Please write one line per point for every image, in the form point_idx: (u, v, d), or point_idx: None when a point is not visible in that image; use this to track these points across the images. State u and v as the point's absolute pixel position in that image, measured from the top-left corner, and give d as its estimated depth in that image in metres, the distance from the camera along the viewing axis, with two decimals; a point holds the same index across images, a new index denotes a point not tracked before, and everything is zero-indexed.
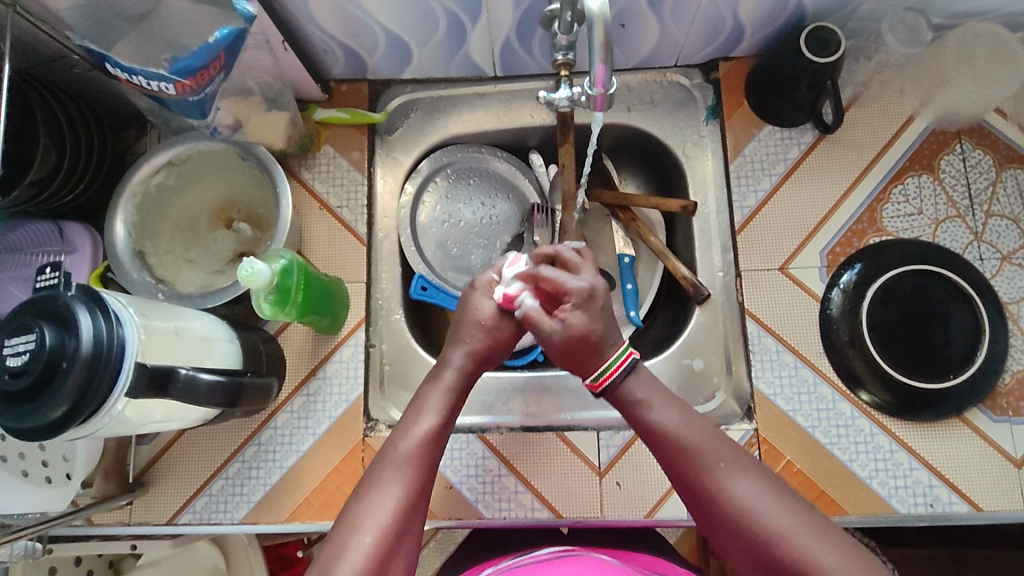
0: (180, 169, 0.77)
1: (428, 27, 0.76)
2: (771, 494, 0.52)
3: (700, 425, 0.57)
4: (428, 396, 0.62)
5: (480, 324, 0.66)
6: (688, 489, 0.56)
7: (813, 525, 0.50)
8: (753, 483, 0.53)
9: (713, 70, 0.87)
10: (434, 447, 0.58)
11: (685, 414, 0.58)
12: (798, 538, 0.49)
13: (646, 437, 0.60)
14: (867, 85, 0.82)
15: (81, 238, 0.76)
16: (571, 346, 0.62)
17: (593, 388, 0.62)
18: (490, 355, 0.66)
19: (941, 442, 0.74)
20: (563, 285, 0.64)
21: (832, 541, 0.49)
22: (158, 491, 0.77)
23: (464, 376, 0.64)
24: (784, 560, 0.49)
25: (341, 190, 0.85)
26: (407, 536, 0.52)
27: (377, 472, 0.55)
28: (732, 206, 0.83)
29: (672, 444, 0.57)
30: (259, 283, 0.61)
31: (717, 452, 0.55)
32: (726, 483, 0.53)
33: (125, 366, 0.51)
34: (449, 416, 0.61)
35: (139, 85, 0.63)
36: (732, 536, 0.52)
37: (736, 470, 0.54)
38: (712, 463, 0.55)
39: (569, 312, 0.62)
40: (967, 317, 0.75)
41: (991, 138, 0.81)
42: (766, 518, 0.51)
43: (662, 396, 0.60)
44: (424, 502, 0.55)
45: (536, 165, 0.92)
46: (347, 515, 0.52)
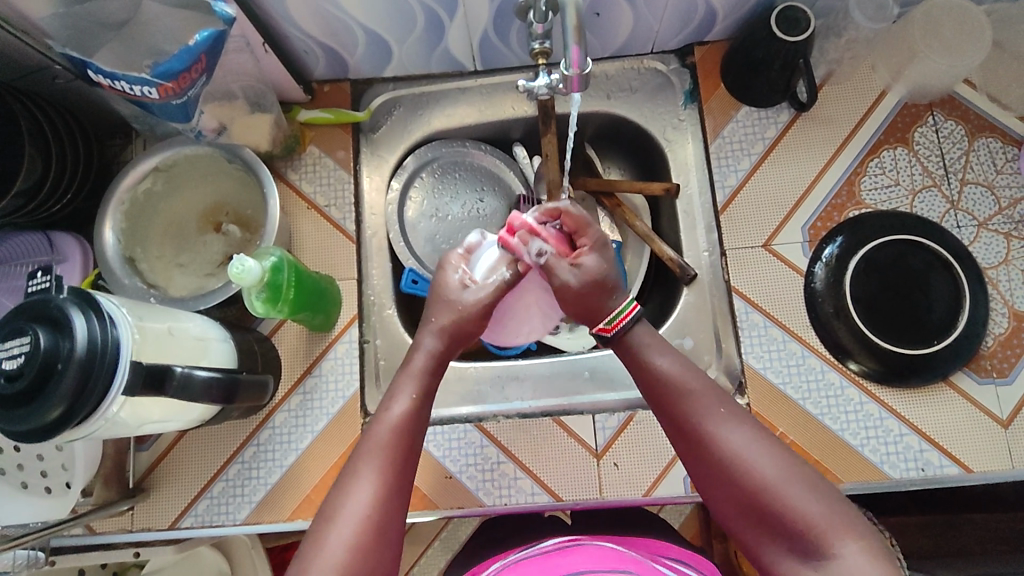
0: (167, 175, 0.78)
1: (406, 24, 0.77)
2: (764, 444, 0.54)
3: (698, 376, 0.59)
4: (404, 381, 0.62)
5: (455, 314, 0.65)
6: (684, 438, 0.57)
7: (802, 475, 0.52)
8: (744, 430, 0.55)
9: (689, 55, 0.88)
10: (409, 429, 0.58)
11: (684, 363, 0.60)
12: (787, 487, 0.51)
13: (645, 389, 0.61)
14: (840, 62, 0.84)
15: (71, 247, 0.76)
16: (589, 284, 0.63)
17: (604, 331, 0.62)
18: (463, 337, 0.65)
19: (928, 407, 0.75)
20: (582, 226, 0.66)
21: (818, 491, 0.51)
22: (159, 496, 0.78)
23: (438, 354, 0.64)
24: (772, 507, 0.51)
25: (328, 189, 0.86)
26: (387, 524, 0.52)
27: (359, 458, 0.56)
28: (714, 186, 0.84)
29: (670, 393, 0.59)
30: (250, 280, 0.61)
31: (714, 402, 0.57)
32: (721, 432, 0.55)
33: (120, 364, 0.52)
34: (424, 400, 0.61)
35: (122, 90, 0.63)
36: (724, 483, 0.54)
37: (733, 420, 0.55)
38: (706, 409, 0.56)
39: (586, 255, 0.65)
40: (947, 283, 0.77)
41: (962, 109, 0.83)
42: (757, 467, 0.52)
43: (663, 348, 0.61)
44: (406, 483, 0.56)
45: (520, 157, 0.94)
46: (326, 508, 0.53)
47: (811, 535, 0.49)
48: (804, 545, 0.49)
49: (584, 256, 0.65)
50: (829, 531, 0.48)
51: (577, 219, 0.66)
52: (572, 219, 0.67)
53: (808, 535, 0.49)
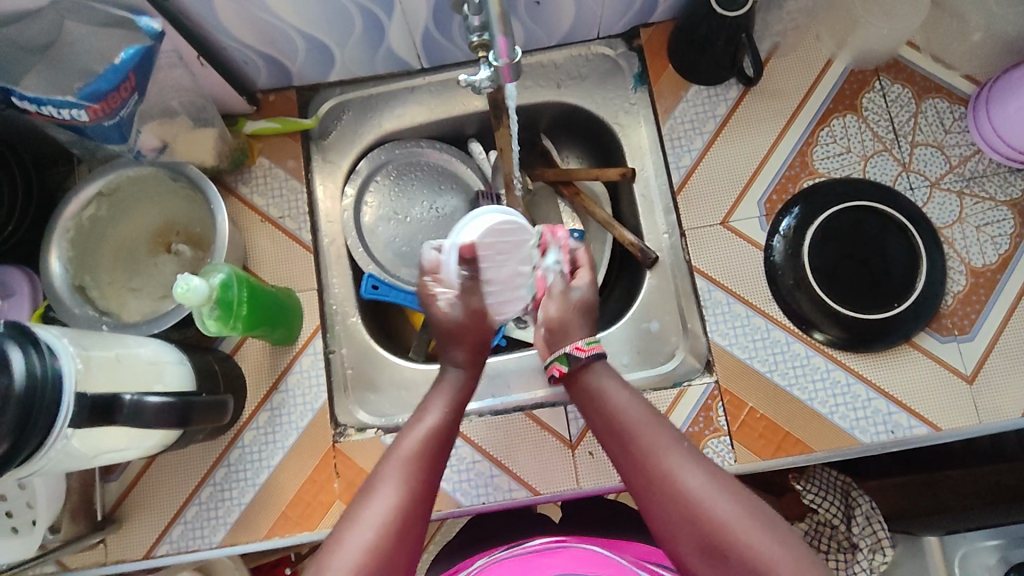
0: (112, 199, 0.76)
1: (344, 26, 0.76)
2: (721, 482, 0.53)
3: (655, 416, 0.60)
4: (433, 397, 0.64)
5: (466, 325, 0.70)
6: (637, 477, 0.56)
7: (760, 515, 0.51)
8: (704, 467, 0.55)
9: (635, 38, 0.87)
10: (440, 444, 0.59)
11: (642, 404, 0.61)
12: (744, 526, 0.50)
13: (603, 426, 0.61)
14: (784, 35, 0.84)
15: (19, 281, 0.74)
16: (575, 304, 0.69)
17: (580, 352, 0.64)
18: (480, 353, 0.70)
19: (893, 369, 0.76)
20: (586, 267, 0.73)
21: (777, 532, 0.50)
22: (131, 525, 0.76)
23: (467, 374, 0.68)
24: (730, 548, 0.50)
25: (281, 200, 0.84)
26: (408, 531, 0.52)
27: (384, 467, 0.56)
28: (669, 167, 0.84)
29: (625, 430, 0.59)
30: (197, 299, 0.60)
31: (670, 439, 0.57)
32: (678, 469, 0.54)
33: (63, 396, 0.51)
34: (453, 415, 0.63)
35: (51, 114, 0.62)
36: (679, 524, 0.52)
37: (690, 458, 0.55)
38: (666, 446, 0.56)
39: (584, 285, 0.71)
40: (904, 246, 0.77)
41: (907, 72, 0.83)
42: (715, 505, 0.52)
43: (620, 387, 0.62)
44: (429, 496, 0.56)
45: (476, 153, 0.93)
46: (349, 513, 0.53)
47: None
48: None
49: (581, 283, 0.71)
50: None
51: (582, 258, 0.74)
52: (583, 257, 0.74)
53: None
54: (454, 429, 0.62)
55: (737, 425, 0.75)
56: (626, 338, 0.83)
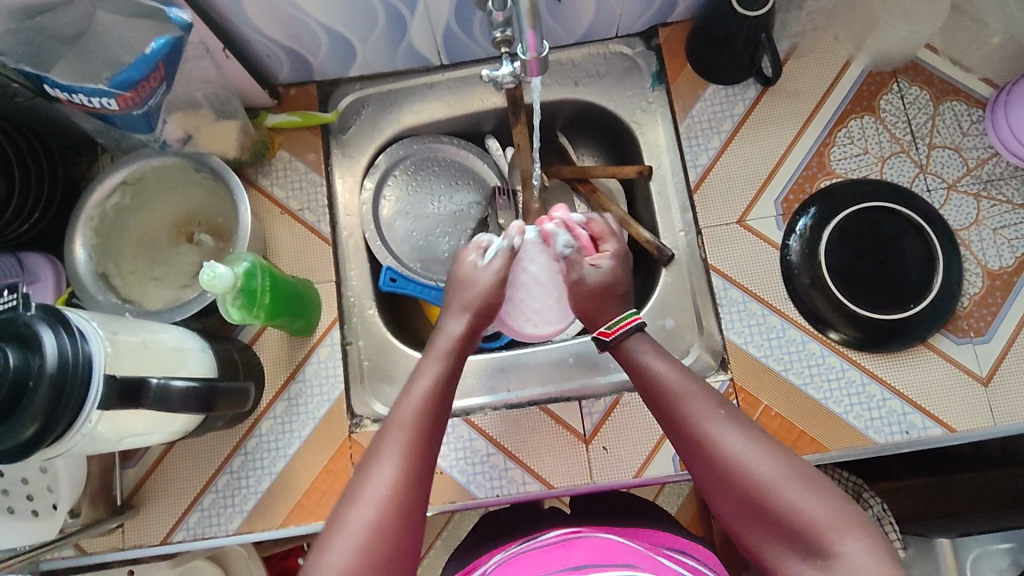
0: (135, 188, 0.77)
1: (367, 21, 0.77)
2: (763, 445, 0.53)
3: (693, 378, 0.59)
4: (427, 358, 0.62)
5: (468, 292, 0.67)
6: (681, 439, 0.57)
7: (802, 474, 0.51)
8: (744, 432, 0.54)
9: (653, 37, 0.88)
10: (437, 404, 0.58)
11: (678, 367, 0.60)
12: (787, 487, 0.50)
13: (642, 393, 0.61)
14: (803, 35, 0.84)
15: (43, 267, 0.75)
16: (599, 290, 0.66)
17: (604, 336, 0.64)
18: (484, 308, 0.66)
19: (909, 370, 0.76)
20: (605, 235, 0.70)
21: (821, 492, 0.50)
22: (149, 511, 0.77)
23: (468, 325, 0.65)
24: (773, 509, 0.50)
25: (301, 193, 0.85)
26: (411, 505, 0.52)
27: (379, 440, 0.55)
28: (686, 166, 0.84)
29: (663, 396, 0.59)
30: (222, 286, 0.61)
31: (711, 404, 0.56)
32: (718, 435, 0.54)
33: (93, 380, 0.51)
34: (448, 373, 0.61)
35: (82, 103, 0.64)
36: (720, 486, 0.53)
37: (731, 422, 0.55)
38: (704, 413, 0.56)
39: (606, 259, 0.68)
40: (920, 246, 0.78)
41: (925, 74, 0.83)
42: (757, 469, 0.52)
43: (658, 350, 0.61)
44: (427, 468, 0.55)
45: (493, 149, 0.93)
46: (347, 494, 0.53)
47: (813, 535, 0.48)
48: (811, 547, 0.49)
49: (603, 260, 0.68)
50: (833, 530, 0.48)
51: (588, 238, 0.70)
52: (597, 227, 0.70)
53: (810, 535, 0.49)
54: (449, 387, 0.60)
55: (752, 423, 0.76)
56: None
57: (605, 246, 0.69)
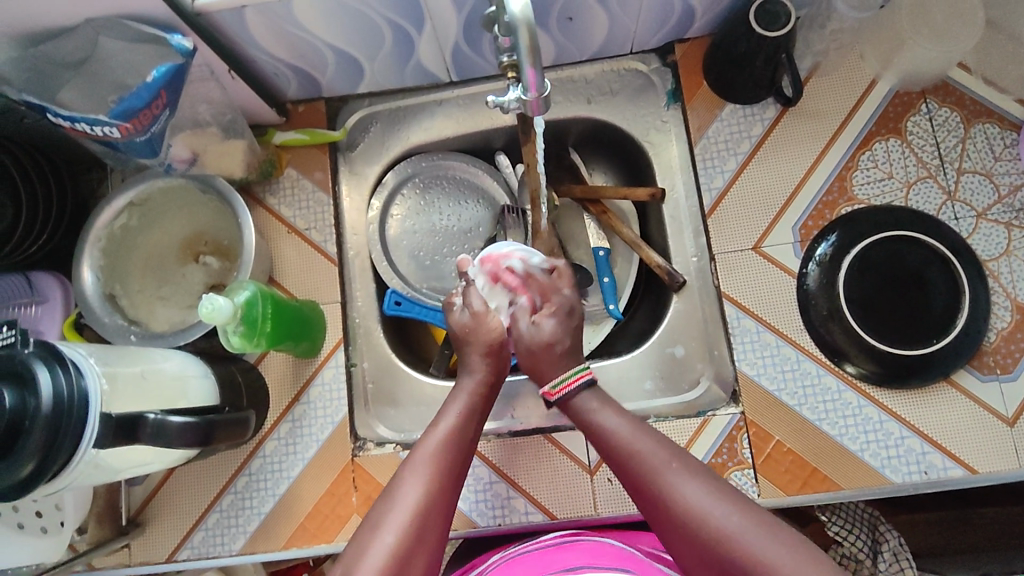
0: (142, 209, 0.77)
1: (374, 40, 0.76)
2: (722, 496, 0.51)
3: (646, 434, 0.58)
4: (449, 401, 0.64)
5: (482, 337, 0.68)
6: (639, 495, 0.55)
7: (764, 524, 0.49)
8: (701, 484, 0.52)
9: (669, 54, 0.85)
10: (458, 444, 0.59)
11: (630, 422, 0.59)
12: (748, 536, 0.48)
13: (603, 454, 0.60)
14: (826, 53, 0.81)
15: (52, 288, 0.75)
16: (542, 346, 0.66)
17: (548, 396, 0.65)
18: (501, 358, 0.68)
19: (929, 407, 0.73)
20: (547, 293, 0.70)
21: (780, 538, 0.48)
22: (154, 531, 0.78)
23: (487, 377, 0.66)
24: (736, 562, 0.48)
25: (308, 212, 0.84)
26: (429, 532, 0.52)
27: (401, 473, 0.56)
28: (701, 188, 0.82)
29: (620, 453, 0.58)
30: (222, 318, 0.60)
31: (664, 456, 0.55)
32: (676, 487, 0.53)
33: (90, 417, 0.51)
34: (469, 416, 0.62)
35: (84, 131, 0.63)
36: (684, 542, 0.51)
37: (687, 475, 0.53)
38: (659, 467, 0.54)
39: (547, 318, 0.68)
40: (946, 279, 0.74)
41: (957, 95, 0.80)
42: (716, 520, 0.49)
43: (610, 409, 0.61)
44: (448, 498, 0.56)
45: (503, 166, 0.92)
46: (371, 519, 0.53)
47: None
48: None
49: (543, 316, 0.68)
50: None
51: (547, 284, 0.71)
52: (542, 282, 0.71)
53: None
54: (470, 430, 0.61)
55: (763, 458, 0.73)
56: (651, 362, 0.81)
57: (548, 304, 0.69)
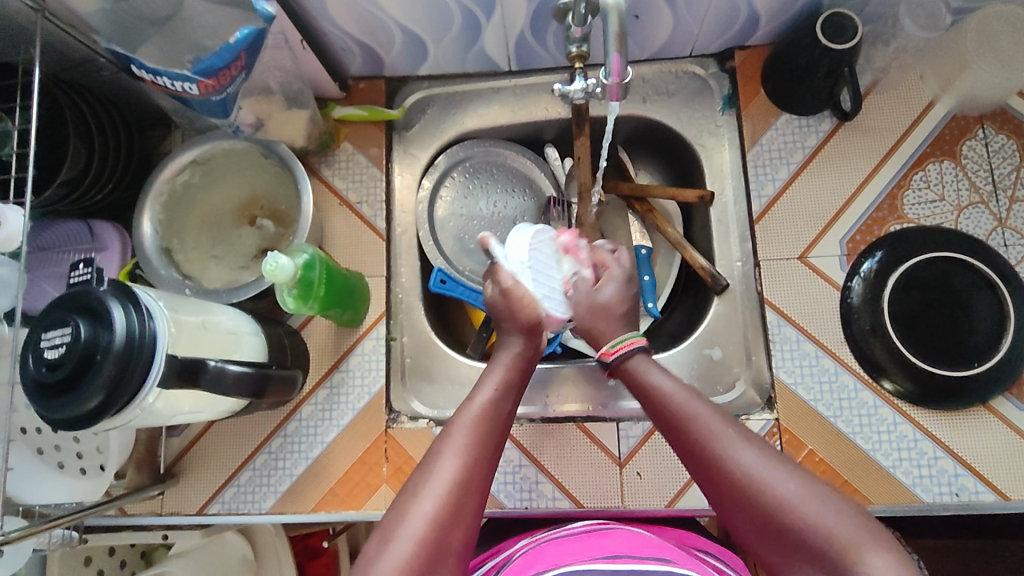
0: (205, 167, 0.79)
1: (443, 22, 0.77)
2: (781, 464, 0.50)
3: (698, 399, 0.56)
4: (488, 373, 0.62)
5: (518, 314, 0.65)
6: (689, 457, 0.54)
7: (823, 493, 0.48)
8: (758, 450, 0.51)
9: (728, 60, 0.86)
10: (495, 418, 0.57)
11: (682, 386, 0.58)
12: (807, 505, 0.47)
13: (652, 414, 0.59)
14: (886, 71, 0.81)
15: (110, 236, 0.77)
16: (602, 305, 0.68)
17: (605, 356, 0.64)
18: (538, 336, 0.66)
19: (964, 430, 0.73)
20: (607, 262, 0.72)
21: (838, 508, 0.47)
22: (188, 482, 0.80)
23: (525, 350, 0.65)
24: (793, 529, 0.47)
25: (361, 186, 0.86)
26: (467, 504, 0.52)
27: (439, 441, 0.55)
28: (750, 195, 0.82)
29: (672, 416, 0.56)
30: (283, 277, 0.62)
31: (719, 418, 0.54)
32: (731, 454, 0.51)
33: (156, 358, 0.53)
34: (507, 390, 0.60)
35: (164, 85, 0.64)
36: (738, 508, 0.50)
37: (742, 439, 0.52)
38: (715, 432, 0.53)
39: (610, 284, 0.70)
40: (992, 304, 0.74)
41: (1014, 122, 0.80)
42: (773, 486, 0.49)
43: (664, 371, 0.60)
44: (486, 469, 0.54)
45: (552, 158, 0.93)
46: (409, 486, 0.53)
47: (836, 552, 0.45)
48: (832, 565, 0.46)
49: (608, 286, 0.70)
50: (856, 549, 0.45)
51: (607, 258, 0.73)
52: (600, 256, 0.73)
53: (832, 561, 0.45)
54: (508, 405, 0.60)
55: (794, 466, 0.74)
56: (686, 362, 0.82)
57: (608, 272, 0.71)
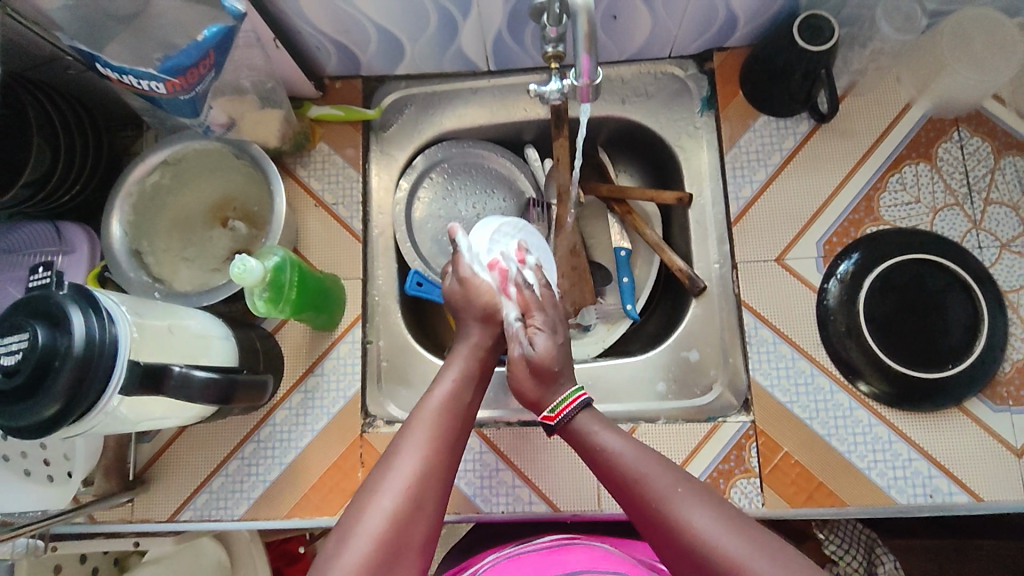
0: (176, 168, 0.78)
1: (419, 22, 0.76)
2: (728, 521, 0.50)
3: (650, 459, 0.57)
4: (447, 365, 0.64)
5: (476, 304, 0.67)
6: (640, 518, 0.54)
7: (770, 547, 0.48)
8: (709, 509, 0.51)
9: (707, 61, 0.86)
10: (453, 412, 0.59)
11: (635, 447, 0.58)
12: (753, 560, 0.47)
13: (604, 479, 0.59)
14: (864, 73, 0.82)
15: (79, 238, 0.75)
16: (537, 367, 0.64)
17: (549, 420, 0.64)
18: (498, 323, 0.67)
19: (939, 431, 0.73)
20: (530, 308, 0.67)
21: (784, 558, 0.47)
22: (159, 489, 0.78)
23: (484, 337, 0.66)
24: None
25: (336, 187, 0.85)
26: (429, 494, 0.53)
27: (401, 436, 0.57)
28: (728, 197, 0.82)
29: (621, 475, 0.57)
30: (252, 280, 0.60)
31: (669, 479, 0.54)
32: (680, 514, 0.51)
33: (118, 363, 0.51)
34: (466, 380, 0.63)
35: (130, 84, 0.62)
36: (690, 569, 0.49)
37: (692, 498, 0.52)
38: (664, 492, 0.53)
39: (537, 335, 0.65)
40: (967, 306, 0.74)
41: (989, 125, 0.80)
42: (721, 544, 0.48)
43: (612, 431, 0.61)
44: (448, 465, 0.56)
45: (531, 159, 0.91)
46: (369, 481, 0.54)
47: None
48: None
49: (539, 335, 0.65)
50: None
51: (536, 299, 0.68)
52: (525, 297, 0.67)
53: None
54: (467, 397, 0.62)
55: (770, 468, 0.74)
56: (665, 364, 0.82)
57: (533, 318, 0.66)
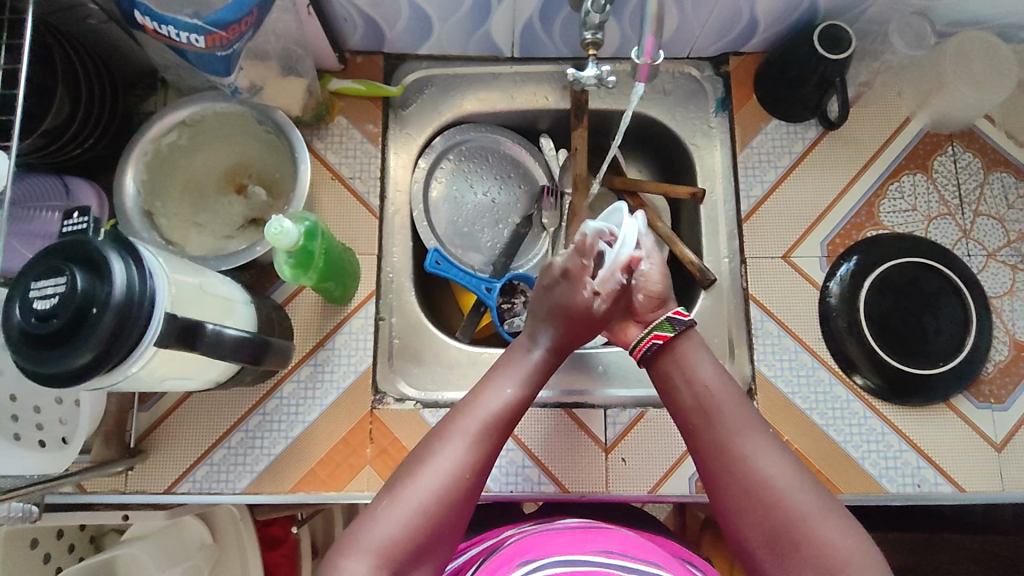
0: (193, 130, 0.76)
1: (453, 2, 0.77)
2: (799, 475, 0.55)
3: (731, 396, 0.61)
4: (510, 365, 0.65)
5: (568, 310, 0.66)
6: (710, 448, 0.59)
7: (831, 511, 0.53)
8: (780, 459, 0.56)
9: (723, 64, 0.89)
10: (506, 415, 0.60)
11: (720, 379, 0.63)
12: (820, 521, 0.52)
13: (677, 397, 0.63)
14: (869, 85, 0.86)
15: (87, 197, 0.73)
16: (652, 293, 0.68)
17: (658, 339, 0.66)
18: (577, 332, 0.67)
19: (927, 425, 0.78)
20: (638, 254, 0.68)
21: (845, 525, 0.52)
22: (157, 460, 0.75)
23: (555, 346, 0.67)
24: (802, 538, 0.52)
25: (354, 161, 0.84)
26: (466, 492, 0.55)
27: (447, 427, 0.58)
28: (739, 195, 0.85)
29: (705, 406, 0.61)
30: (285, 243, 0.60)
31: (748, 422, 0.59)
32: (757, 456, 0.56)
33: (155, 315, 0.50)
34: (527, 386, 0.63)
35: (166, 35, 0.59)
36: (751, 507, 0.55)
37: (766, 443, 0.57)
38: (741, 432, 0.58)
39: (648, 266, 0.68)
40: (958, 308, 0.79)
41: (980, 143, 0.86)
42: (789, 494, 0.54)
43: (703, 359, 0.64)
44: (486, 465, 0.57)
45: (546, 148, 0.93)
46: (414, 461, 0.56)
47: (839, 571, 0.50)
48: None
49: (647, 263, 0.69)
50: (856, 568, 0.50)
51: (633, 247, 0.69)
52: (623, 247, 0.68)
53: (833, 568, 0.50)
54: (521, 402, 0.62)
55: None
56: None
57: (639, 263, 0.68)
